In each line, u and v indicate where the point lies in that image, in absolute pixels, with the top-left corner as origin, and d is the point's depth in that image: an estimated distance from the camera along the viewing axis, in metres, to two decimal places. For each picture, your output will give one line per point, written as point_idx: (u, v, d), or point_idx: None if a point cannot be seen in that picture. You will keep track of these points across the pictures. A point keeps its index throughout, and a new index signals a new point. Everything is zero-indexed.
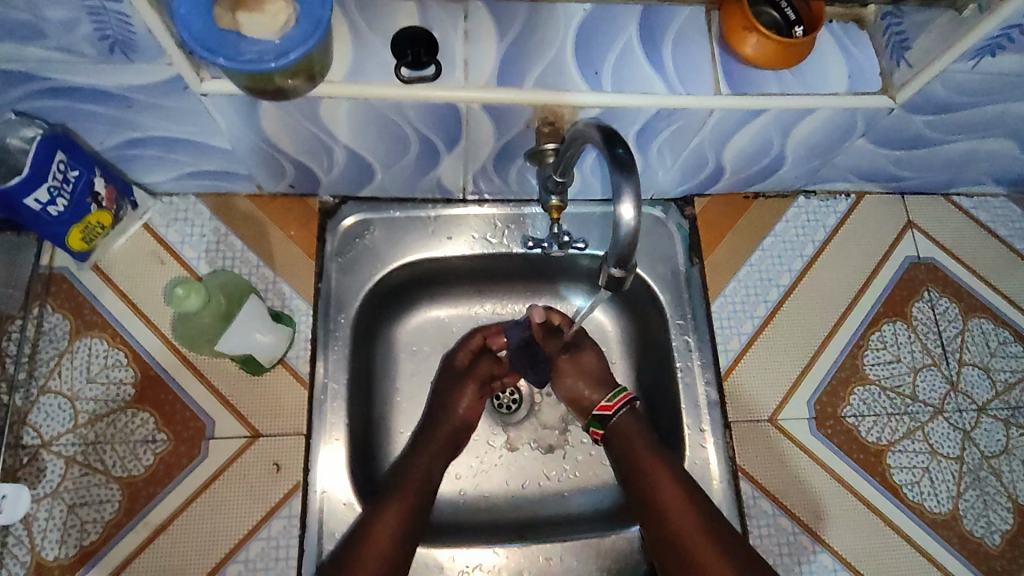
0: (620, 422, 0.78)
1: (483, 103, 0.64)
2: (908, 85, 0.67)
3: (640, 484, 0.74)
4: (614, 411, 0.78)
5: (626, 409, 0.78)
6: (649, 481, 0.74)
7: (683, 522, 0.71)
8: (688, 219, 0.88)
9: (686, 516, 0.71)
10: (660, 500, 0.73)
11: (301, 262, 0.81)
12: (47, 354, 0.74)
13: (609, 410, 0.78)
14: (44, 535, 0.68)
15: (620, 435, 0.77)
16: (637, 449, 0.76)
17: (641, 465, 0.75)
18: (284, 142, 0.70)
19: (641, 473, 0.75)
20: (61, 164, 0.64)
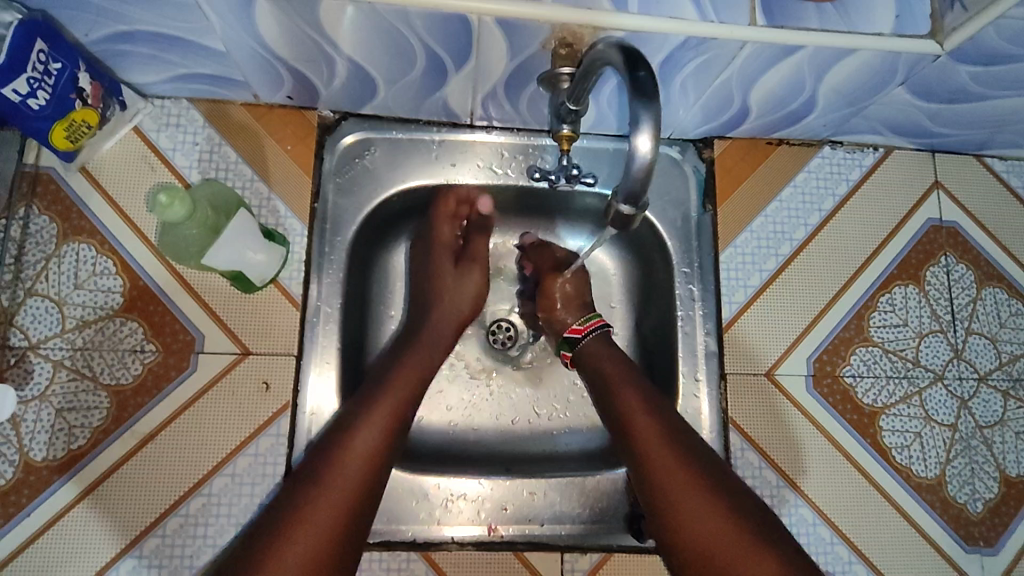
0: (592, 342, 0.77)
1: (496, 16, 0.59)
2: (960, 30, 0.61)
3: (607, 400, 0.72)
4: (584, 334, 0.77)
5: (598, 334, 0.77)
6: (619, 393, 0.71)
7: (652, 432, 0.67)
8: (706, 162, 0.83)
9: (650, 425, 0.68)
10: (625, 412, 0.70)
11: (299, 179, 0.77)
12: (34, 256, 0.71)
13: (580, 333, 0.78)
14: (32, 436, 0.68)
15: (589, 355, 0.76)
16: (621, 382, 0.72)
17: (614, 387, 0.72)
18: (282, 48, 0.66)
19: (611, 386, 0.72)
20: (40, 54, 0.60)
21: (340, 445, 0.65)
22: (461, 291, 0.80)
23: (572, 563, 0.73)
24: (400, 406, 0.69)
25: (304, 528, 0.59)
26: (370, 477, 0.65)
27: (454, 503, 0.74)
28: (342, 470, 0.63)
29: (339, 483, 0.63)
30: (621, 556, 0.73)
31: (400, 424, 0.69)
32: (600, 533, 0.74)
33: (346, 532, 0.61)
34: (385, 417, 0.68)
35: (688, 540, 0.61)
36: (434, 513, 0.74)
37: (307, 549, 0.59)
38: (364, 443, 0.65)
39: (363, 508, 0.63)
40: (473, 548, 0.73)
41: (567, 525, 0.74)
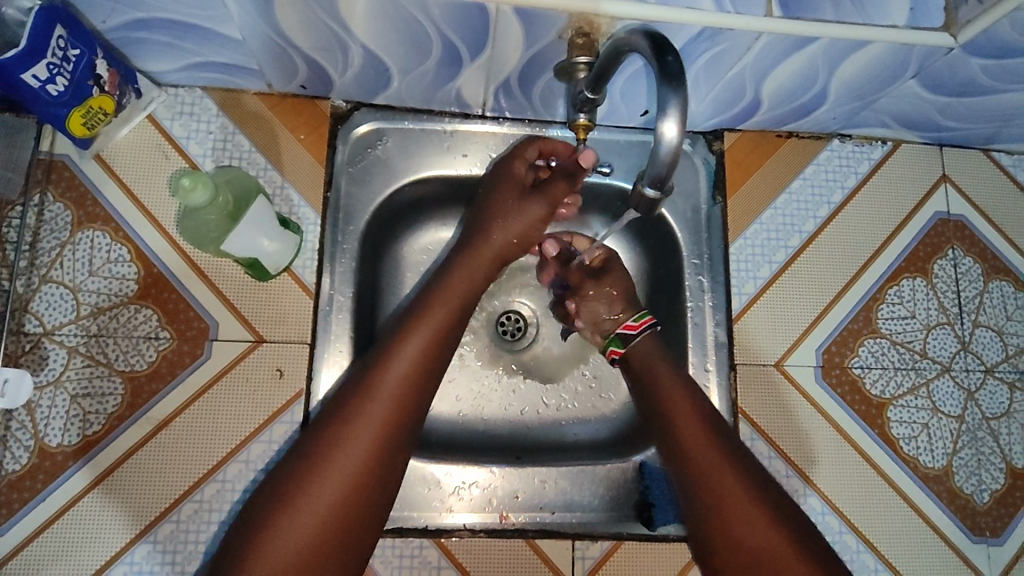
0: (643, 342, 0.75)
1: (514, 5, 0.59)
2: (974, 23, 0.62)
3: (649, 394, 0.72)
4: (638, 333, 0.75)
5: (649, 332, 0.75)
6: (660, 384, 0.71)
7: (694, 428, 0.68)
8: (716, 154, 0.84)
9: (690, 419, 0.68)
10: (669, 408, 0.70)
11: (311, 168, 0.78)
12: (48, 243, 0.72)
13: (632, 330, 0.76)
14: (47, 422, 0.69)
15: (639, 355, 0.74)
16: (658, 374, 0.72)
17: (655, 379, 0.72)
18: (298, 36, 0.66)
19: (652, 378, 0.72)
20: (60, 41, 0.60)
21: (360, 394, 0.64)
22: (513, 220, 0.73)
23: (582, 551, 0.74)
24: (433, 341, 0.68)
25: (337, 459, 0.60)
26: (404, 412, 0.64)
27: (465, 491, 0.75)
28: (376, 404, 0.63)
29: (371, 417, 0.62)
30: (630, 544, 0.74)
31: (433, 358, 0.67)
32: (610, 521, 0.75)
33: (379, 463, 0.62)
34: (418, 352, 0.66)
35: (731, 536, 0.62)
36: (446, 500, 0.74)
37: (340, 479, 0.60)
38: (381, 401, 0.63)
39: (396, 441, 0.63)
40: (484, 536, 0.74)
41: (578, 513, 0.75)
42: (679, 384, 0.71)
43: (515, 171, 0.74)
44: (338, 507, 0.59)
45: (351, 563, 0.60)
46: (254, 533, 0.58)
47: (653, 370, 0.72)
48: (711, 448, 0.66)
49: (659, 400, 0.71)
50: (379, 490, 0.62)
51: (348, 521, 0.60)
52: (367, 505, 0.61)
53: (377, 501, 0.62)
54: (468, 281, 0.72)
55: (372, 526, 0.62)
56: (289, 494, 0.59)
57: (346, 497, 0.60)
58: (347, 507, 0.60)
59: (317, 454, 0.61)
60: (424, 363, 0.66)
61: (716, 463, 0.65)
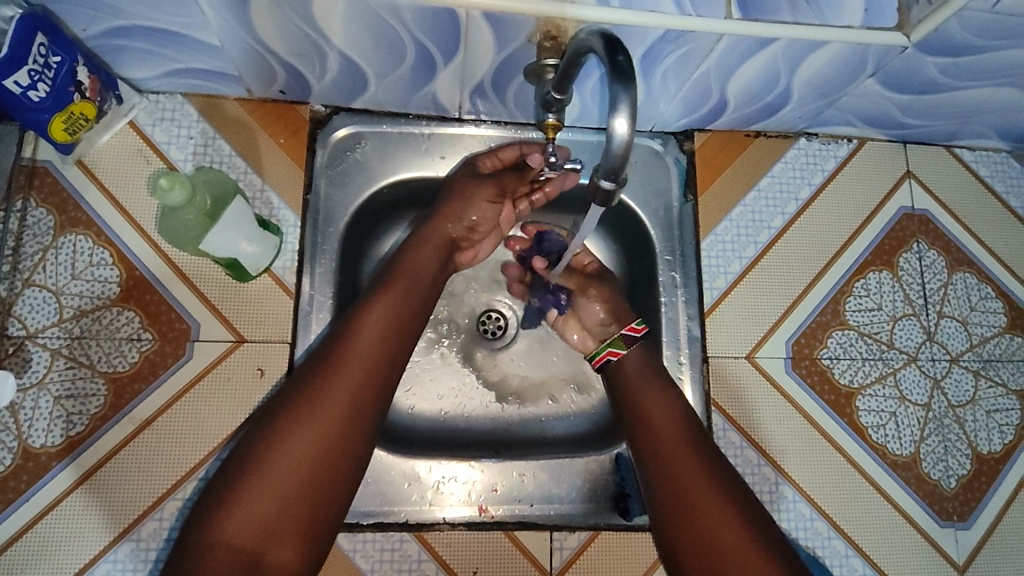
0: (645, 349, 0.76)
1: (482, 10, 0.61)
2: (925, 23, 0.64)
3: (628, 405, 0.73)
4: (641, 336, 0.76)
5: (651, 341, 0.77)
6: (630, 382, 0.74)
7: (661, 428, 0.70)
8: (687, 154, 0.86)
9: (658, 417, 0.71)
10: (638, 405, 0.73)
11: (292, 171, 0.79)
12: (31, 247, 0.73)
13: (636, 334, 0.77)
14: (31, 423, 0.70)
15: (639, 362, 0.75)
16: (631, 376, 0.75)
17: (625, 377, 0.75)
18: (276, 42, 0.68)
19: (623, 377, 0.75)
20: (41, 48, 0.62)
21: (339, 350, 0.65)
22: (465, 206, 0.77)
23: (560, 541, 0.75)
24: (403, 308, 0.70)
25: (309, 421, 0.62)
26: (376, 377, 0.66)
27: (445, 486, 0.76)
28: (349, 368, 0.65)
29: (344, 380, 0.64)
30: (608, 534, 0.76)
31: (405, 325, 0.69)
32: (588, 513, 0.77)
33: (351, 424, 0.63)
34: (389, 319, 0.68)
35: (704, 542, 0.64)
36: (426, 495, 0.75)
37: (313, 439, 0.61)
38: (357, 355, 0.65)
39: (367, 407, 0.64)
40: (464, 528, 0.75)
41: (556, 505, 0.77)
42: (658, 395, 0.73)
43: (470, 165, 0.79)
44: (312, 465, 0.60)
45: (324, 524, 0.61)
46: (227, 492, 0.59)
47: (634, 385, 0.74)
48: (688, 459, 0.68)
49: (637, 412, 0.72)
50: (352, 452, 0.63)
51: (326, 469, 0.61)
52: (339, 466, 0.62)
53: (350, 461, 0.63)
54: (427, 257, 0.74)
55: (345, 487, 0.63)
56: (261, 456, 0.60)
57: (319, 457, 0.61)
58: (320, 466, 0.61)
59: (291, 415, 0.62)
60: (395, 330, 0.68)
61: (693, 474, 0.67)
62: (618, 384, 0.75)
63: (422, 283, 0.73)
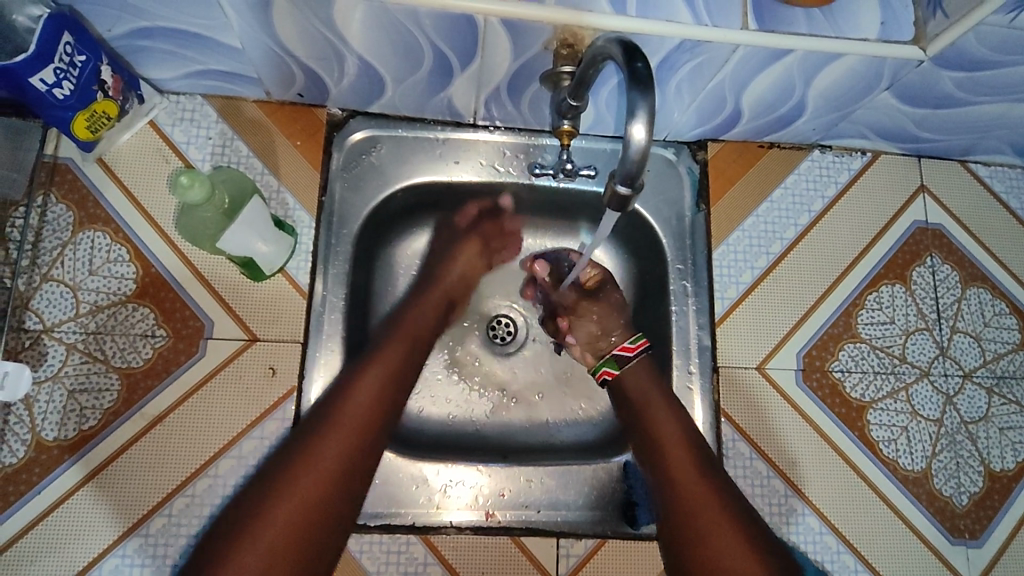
0: (639, 365, 0.76)
1: (501, 17, 0.62)
2: (941, 37, 0.65)
3: (639, 424, 0.73)
4: (634, 355, 0.77)
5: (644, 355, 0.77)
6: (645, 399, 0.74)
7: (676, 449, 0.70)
8: (700, 164, 0.86)
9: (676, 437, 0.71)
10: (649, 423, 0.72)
11: (307, 173, 0.80)
12: (50, 242, 0.74)
13: (629, 352, 0.77)
14: (44, 416, 0.70)
15: (633, 379, 0.76)
16: (646, 393, 0.74)
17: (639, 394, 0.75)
18: (296, 45, 0.69)
19: (636, 392, 0.75)
20: (67, 47, 0.63)
21: (333, 409, 0.67)
22: (452, 264, 0.82)
23: (567, 548, 0.75)
24: (399, 362, 0.72)
25: (301, 473, 0.63)
26: (369, 434, 0.68)
27: (452, 490, 0.76)
28: (344, 422, 0.66)
29: (337, 435, 0.66)
30: (615, 543, 0.75)
31: (400, 382, 0.72)
32: (595, 520, 0.76)
33: (347, 471, 0.65)
34: (387, 371, 0.71)
35: (709, 560, 0.64)
36: (433, 498, 0.76)
37: (312, 486, 0.62)
38: (351, 411, 0.67)
39: (359, 464, 0.66)
40: (471, 533, 0.75)
41: (563, 512, 0.76)
42: (670, 415, 0.72)
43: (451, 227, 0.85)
44: (309, 510, 0.61)
45: (314, 570, 0.61)
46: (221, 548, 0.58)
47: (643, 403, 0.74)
48: (698, 480, 0.68)
49: (651, 430, 0.72)
50: (348, 498, 0.64)
51: (316, 520, 0.62)
52: (335, 511, 0.63)
53: (345, 507, 0.64)
54: (424, 317, 0.78)
55: (335, 538, 0.63)
56: (263, 500, 0.61)
57: (316, 502, 0.62)
58: (316, 512, 0.62)
59: (291, 464, 0.63)
60: (392, 382, 0.71)
61: (705, 497, 0.67)
62: (626, 395, 0.76)
63: (417, 338, 0.76)
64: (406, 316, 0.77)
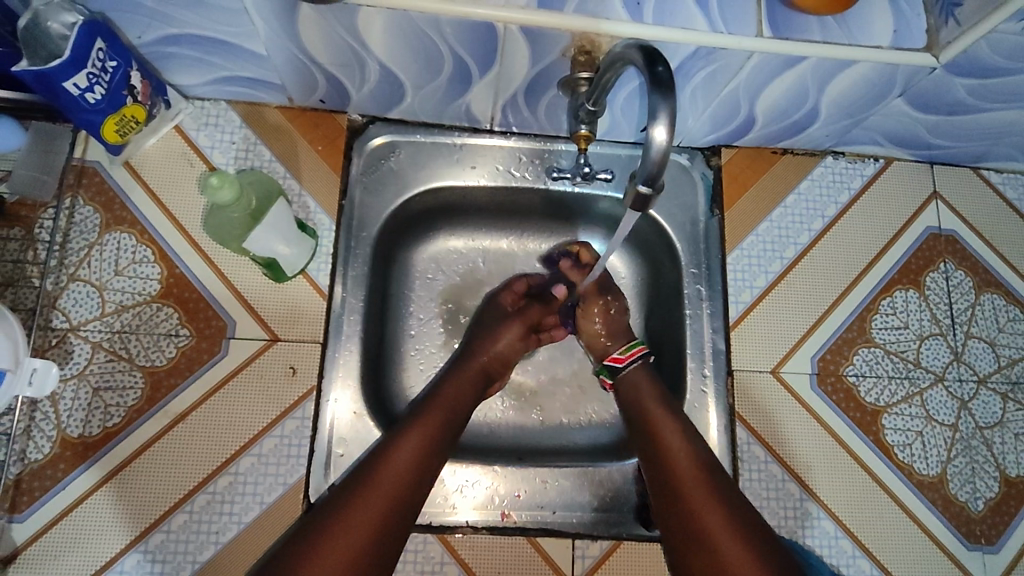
0: (632, 372, 0.78)
1: (521, 25, 0.64)
2: (954, 44, 0.66)
3: (643, 430, 0.74)
4: (625, 364, 0.79)
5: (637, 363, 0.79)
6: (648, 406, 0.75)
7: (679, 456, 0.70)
8: (713, 169, 0.87)
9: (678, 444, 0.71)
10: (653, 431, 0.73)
11: (328, 177, 0.82)
12: (78, 243, 0.76)
13: (620, 362, 0.80)
14: (70, 413, 0.72)
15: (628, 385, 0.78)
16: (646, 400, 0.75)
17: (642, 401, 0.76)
18: (320, 52, 0.71)
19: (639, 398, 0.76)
20: (100, 52, 0.65)
21: (377, 465, 0.67)
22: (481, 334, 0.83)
23: (582, 549, 0.75)
24: (443, 423, 0.73)
25: (346, 527, 0.62)
26: (411, 490, 0.67)
27: (468, 490, 0.77)
28: (387, 477, 0.66)
29: (380, 490, 0.65)
30: (630, 544, 0.76)
31: (442, 444, 0.71)
32: (609, 522, 0.77)
33: (386, 527, 0.64)
34: (430, 430, 0.71)
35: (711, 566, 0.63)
36: (449, 498, 0.76)
37: (354, 537, 0.62)
38: (394, 466, 0.67)
39: (401, 518, 0.65)
40: (487, 533, 0.75)
41: (578, 513, 0.77)
42: (671, 425, 0.73)
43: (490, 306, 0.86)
44: (348, 565, 0.60)
45: None
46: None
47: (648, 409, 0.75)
48: (700, 488, 0.68)
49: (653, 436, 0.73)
50: (384, 553, 0.63)
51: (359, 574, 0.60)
52: (373, 565, 0.62)
53: (383, 562, 0.63)
54: (468, 381, 0.78)
55: None
56: (307, 547, 0.60)
57: (356, 556, 0.61)
58: (356, 567, 0.60)
59: (334, 517, 0.62)
60: (434, 441, 0.71)
61: (705, 501, 0.66)
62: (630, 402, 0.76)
63: (459, 399, 0.76)
64: (450, 381, 0.77)
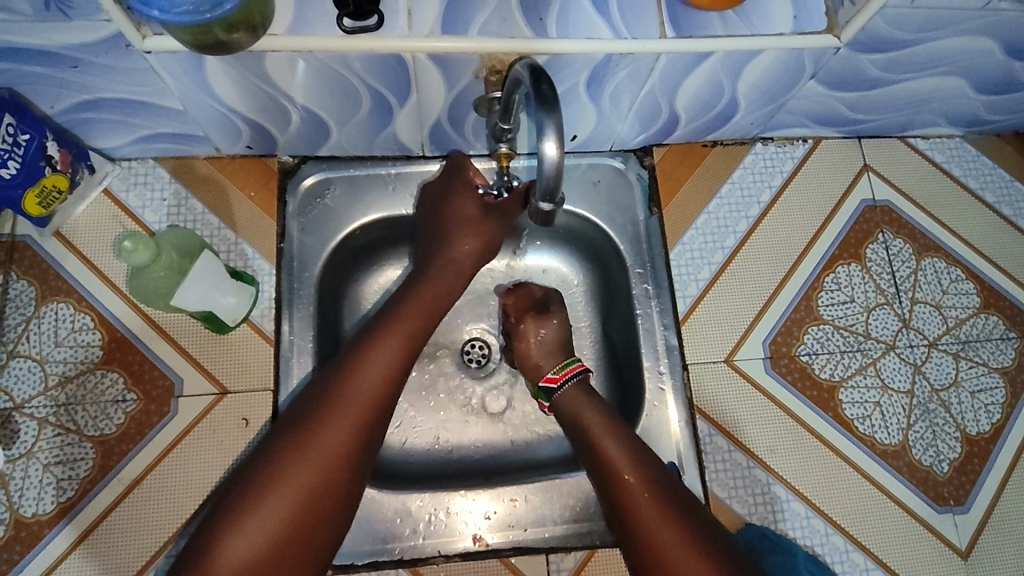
0: (568, 392, 0.77)
1: (428, 53, 0.64)
2: (852, 23, 0.67)
3: (586, 447, 0.73)
4: (561, 384, 0.78)
5: (572, 382, 0.78)
6: (585, 420, 0.74)
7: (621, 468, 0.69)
8: (648, 169, 0.88)
9: (621, 454, 0.70)
10: (593, 440, 0.72)
11: (264, 222, 0.82)
12: (15, 319, 0.75)
13: (554, 383, 0.78)
14: (22, 493, 0.70)
15: (566, 405, 0.77)
16: (587, 419, 0.74)
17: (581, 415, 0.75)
18: (236, 101, 0.70)
19: (571, 407, 0.76)
20: (10, 127, 0.64)
21: (354, 370, 0.68)
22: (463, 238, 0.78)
23: (556, 564, 0.75)
24: (370, 408, 0.67)
25: (327, 432, 0.64)
26: (383, 397, 0.68)
27: (437, 516, 0.76)
28: (360, 383, 0.67)
29: (354, 398, 0.66)
30: (604, 552, 0.76)
31: (410, 358, 0.71)
32: (582, 533, 0.76)
33: (295, 524, 0.61)
34: (368, 399, 0.67)
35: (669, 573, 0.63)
36: (418, 528, 0.76)
37: (334, 437, 0.64)
38: (374, 368, 0.68)
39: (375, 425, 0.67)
40: (459, 559, 0.75)
41: (549, 528, 0.76)
42: (618, 442, 0.71)
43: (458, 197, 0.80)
44: (327, 470, 0.63)
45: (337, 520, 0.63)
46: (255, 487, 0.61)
47: (595, 430, 0.73)
48: (649, 503, 0.67)
49: (595, 448, 0.72)
50: (336, 508, 0.63)
51: (343, 473, 0.64)
52: (323, 524, 0.62)
53: (300, 557, 0.61)
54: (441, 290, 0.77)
55: (353, 494, 0.65)
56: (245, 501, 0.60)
57: (320, 482, 0.62)
58: (327, 485, 0.63)
59: (310, 421, 0.65)
60: (382, 399, 0.68)
61: (654, 518, 0.66)
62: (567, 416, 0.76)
63: (405, 352, 0.71)
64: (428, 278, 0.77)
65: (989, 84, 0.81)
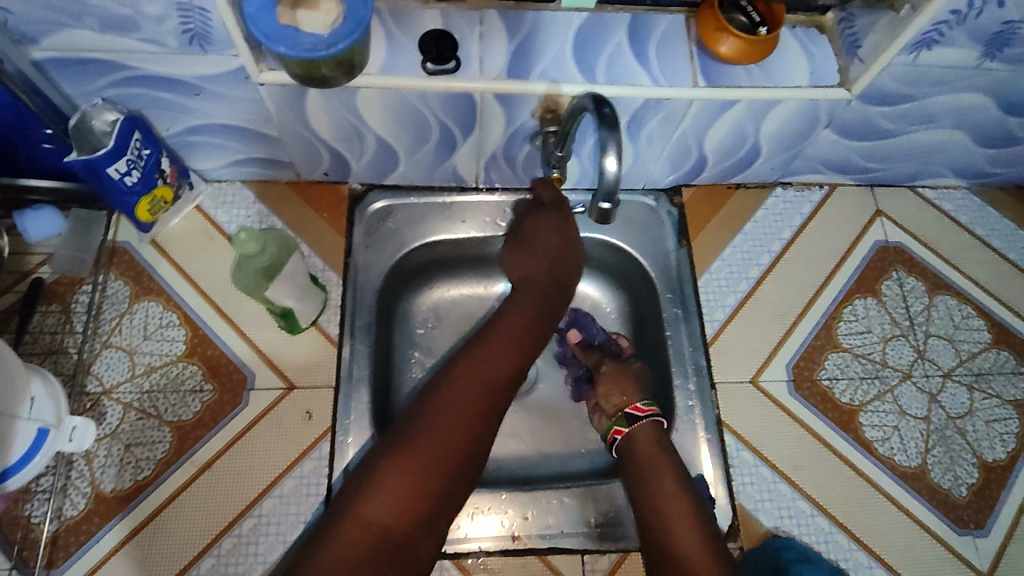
0: (648, 427, 0.80)
1: (494, 93, 0.75)
2: (862, 78, 0.77)
3: (640, 472, 0.77)
4: (644, 415, 0.81)
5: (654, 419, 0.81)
6: (645, 450, 0.79)
7: (671, 497, 0.74)
8: (677, 207, 0.97)
9: (673, 486, 0.75)
10: (648, 466, 0.77)
11: (333, 240, 0.91)
12: (110, 314, 0.84)
13: (640, 412, 0.81)
14: (103, 470, 0.77)
15: (643, 437, 0.79)
16: (645, 448, 0.79)
17: (639, 447, 0.79)
18: (323, 130, 0.81)
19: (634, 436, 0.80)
20: (138, 143, 0.75)
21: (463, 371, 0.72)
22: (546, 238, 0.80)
23: (591, 564, 0.80)
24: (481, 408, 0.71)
25: (438, 427, 0.68)
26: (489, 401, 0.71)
27: (478, 515, 0.81)
28: (471, 385, 0.71)
29: (465, 398, 0.70)
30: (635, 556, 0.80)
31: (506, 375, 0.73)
32: (614, 536, 0.81)
33: (414, 523, 0.63)
34: (479, 398, 0.71)
35: None
36: (461, 524, 0.80)
37: (448, 431, 0.68)
38: (479, 376, 0.72)
39: (482, 428, 0.70)
40: (499, 555, 0.80)
41: (583, 530, 0.81)
42: (671, 473, 0.76)
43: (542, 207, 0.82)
44: (442, 460, 0.66)
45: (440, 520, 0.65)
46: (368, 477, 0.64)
47: (645, 457, 0.78)
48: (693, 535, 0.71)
49: (649, 474, 0.77)
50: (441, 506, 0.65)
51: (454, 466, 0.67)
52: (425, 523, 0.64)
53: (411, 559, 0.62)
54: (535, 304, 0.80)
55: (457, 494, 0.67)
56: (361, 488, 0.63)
57: (431, 474, 0.65)
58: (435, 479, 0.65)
59: (424, 416, 0.69)
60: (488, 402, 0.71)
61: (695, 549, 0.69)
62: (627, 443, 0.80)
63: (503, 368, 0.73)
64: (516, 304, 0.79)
65: (988, 138, 0.90)
